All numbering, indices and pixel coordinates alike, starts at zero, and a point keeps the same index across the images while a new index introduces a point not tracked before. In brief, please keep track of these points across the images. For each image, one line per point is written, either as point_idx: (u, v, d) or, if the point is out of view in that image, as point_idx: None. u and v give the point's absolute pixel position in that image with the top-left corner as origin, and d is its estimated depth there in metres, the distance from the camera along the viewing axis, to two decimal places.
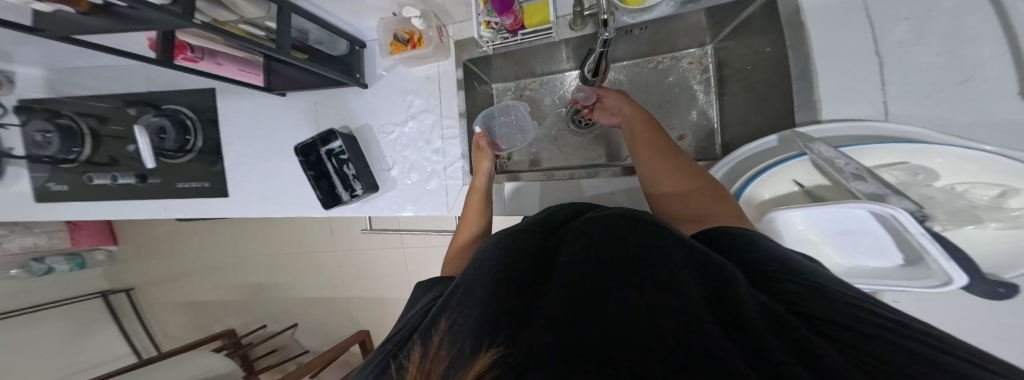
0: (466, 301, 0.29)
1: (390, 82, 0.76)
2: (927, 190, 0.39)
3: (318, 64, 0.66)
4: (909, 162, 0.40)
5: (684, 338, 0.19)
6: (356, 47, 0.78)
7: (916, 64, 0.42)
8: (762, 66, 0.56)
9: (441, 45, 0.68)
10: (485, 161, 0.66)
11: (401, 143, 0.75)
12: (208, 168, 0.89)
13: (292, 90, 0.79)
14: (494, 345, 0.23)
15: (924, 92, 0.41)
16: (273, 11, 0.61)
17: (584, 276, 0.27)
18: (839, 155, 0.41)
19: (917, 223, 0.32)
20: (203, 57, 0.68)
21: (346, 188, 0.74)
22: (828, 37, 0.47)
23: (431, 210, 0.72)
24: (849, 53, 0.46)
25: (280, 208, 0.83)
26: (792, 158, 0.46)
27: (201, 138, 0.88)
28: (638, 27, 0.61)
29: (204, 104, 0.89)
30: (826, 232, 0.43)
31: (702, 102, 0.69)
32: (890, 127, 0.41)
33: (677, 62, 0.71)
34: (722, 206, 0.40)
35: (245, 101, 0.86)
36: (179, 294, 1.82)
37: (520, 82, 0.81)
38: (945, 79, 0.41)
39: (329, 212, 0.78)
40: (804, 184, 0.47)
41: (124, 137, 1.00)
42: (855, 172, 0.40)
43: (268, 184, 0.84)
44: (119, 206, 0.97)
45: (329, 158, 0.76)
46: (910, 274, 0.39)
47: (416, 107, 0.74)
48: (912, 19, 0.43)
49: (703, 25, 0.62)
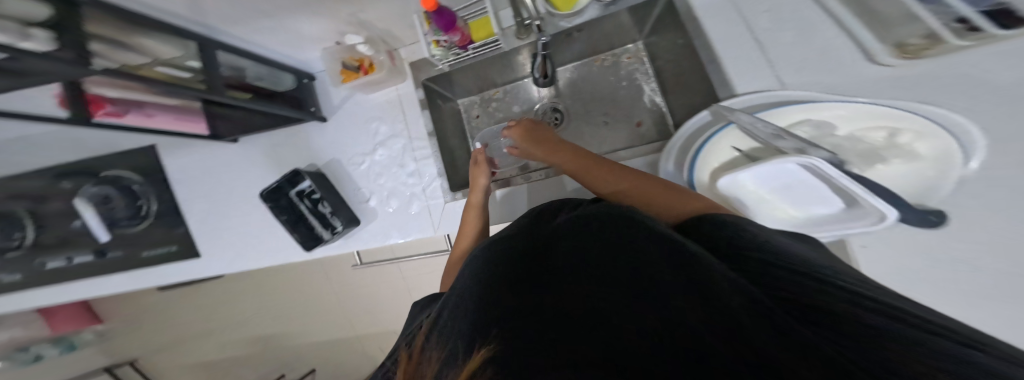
0: (468, 307, 0.27)
1: (352, 113, 0.74)
2: (835, 139, 0.43)
3: (263, 102, 0.64)
4: (812, 118, 0.43)
5: (704, 318, 0.17)
6: (305, 80, 0.76)
7: (800, 41, 0.47)
8: (684, 54, 0.58)
9: (394, 67, 0.69)
10: (482, 177, 0.65)
11: (375, 172, 0.73)
12: (172, 231, 0.83)
13: (240, 134, 0.76)
14: (490, 342, 0.21)
15: (813, 65, 0.46)
16: (192, 50, 0.57)
17: (592, 264, 0.25)
18: (756, 122, 0.43)
19: (835, 167, 0.37)
20: (129, 111, 0.62)
21: (325, 227, 0.71)
22: (744, 17, 0.51)
23: (418, 233, 0.71)
24: (768, 29, 0.49)
25: (254, 259, 0.78)
26: (721, 129, 0.49)
27: (156, 201, 0.83)
28: (575, 30, 0.62)
29: (148, 165, 0.82)
30: (776, 189, 0.47)
31: (646, 91, 0.68)
32: (786, 93, 0.45)
33: (618, 58, 0.70)
34: (653, 198, 0.42)
35: (194, 155, 0.81)
36: (180, 359, 1.75)
37: (485, 94, 0.79)
38: (831, 50, 0.45)
39: (312, 253, 0.76)
40: (742, 149, 0.50)
41: (64, 213, 0.90)
42: (775, 133, 0.43)
43: (238, 238, 0.79)
44: (81, 285, 0.90)
45: (300, 200, 0.73)
46: (854, 214, 0.43)
47: (382, 134, 0.72)
48: (769, 11, 0.50)
49: (629, 21, 0.64)
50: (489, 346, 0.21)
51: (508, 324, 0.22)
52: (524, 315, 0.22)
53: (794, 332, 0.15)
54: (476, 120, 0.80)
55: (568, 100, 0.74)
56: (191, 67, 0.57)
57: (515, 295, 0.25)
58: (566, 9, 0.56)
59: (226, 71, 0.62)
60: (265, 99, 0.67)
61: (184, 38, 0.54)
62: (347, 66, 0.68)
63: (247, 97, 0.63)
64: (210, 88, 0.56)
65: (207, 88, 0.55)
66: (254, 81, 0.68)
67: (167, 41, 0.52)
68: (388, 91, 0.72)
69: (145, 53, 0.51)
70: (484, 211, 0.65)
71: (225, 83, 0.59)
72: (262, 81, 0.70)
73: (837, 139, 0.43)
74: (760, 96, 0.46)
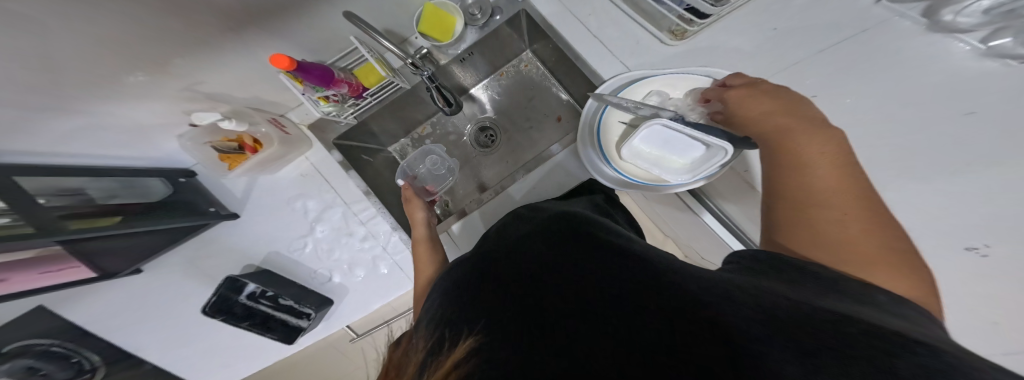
0: (452, 304, 0.28)
1: (268, 197, 0.64)
2: (677, 101, 0.51)
3: (147, 219, 0.53)
4: (657, 90, 0.52)
5: (688, 325, 0.20)
6: (180, 179, 0.61)
7: (626, 35, 0.57)
8: (559, 56, 0.65)
9: (286, 137, 0.57)
10: (419, 210, 0.62)
11: (324, 249, 0.66)
12: (132, 373, 0.75)
13: (142, 259, 0.65)
14: (477, 338, 0.23)
15: (641, 55, 0.56)
16: None
17: (578, 271, 0.27)
18: (620, 99, 0.51)
19: (677, 123, 0.45)
20: None
21: (298, 317, 0.66)
22: (600, 15, 0.58)
23: (396, 289, 0.68)
24: (621, 24, 0.57)
25: (241, 368, 0.73)
26: (603, 111, 0.56)
27: (93, 352, 0.72)
28: (467, 53, 0.65)
29: (48, 331, 0.69)
30: (658, 145, 0.48)
31: (551, 89, 0.75)
32: (636, 72, 0.53)
33: (517, 69, 0.76)
34: (893, 262, 0.27)
35: (104, 297, 0.69)
36: None
37: (413, 134, 0.76)
38: (650, 41, 0.56)
39: (296, 344, 0.71)
40: (626, 121, 0.56)
41: None
42: (634, 105, 0.51)
43: (211, 358, 0.73)
44: None
45: (256, 302, 0.66)
46: (713, 151, 0.45)
47: (314, 209, 0.64)
48: (592, 14, 0.58)
49: (510, 36, 0.68)
50: (477, 341, 0.22)
51: (495, 322, 0.23)
52: (512, 314, 0.24)
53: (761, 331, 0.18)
54: None
55: (495, 115, 0.78)
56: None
57: (502, 295, 0.26)
58: (447, 39, 0.58)
59: (53, 202, 0.46)
60: (140, 214, 0.55)
61: None
62: (223, 149, 0.55)
63: (117, 221, 0.50)
64: (39, 229, 0.42)
65: (34, 230, 0.41)
66: (105, 198, 0.54)
67: None
68: (296, 164, 0.63)
69: None
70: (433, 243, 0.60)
71: (56, 213, 0.45)
72: (118, 197, 0.56)
73: (674, 101, 0.51)
74: (617, 80, 0.54)
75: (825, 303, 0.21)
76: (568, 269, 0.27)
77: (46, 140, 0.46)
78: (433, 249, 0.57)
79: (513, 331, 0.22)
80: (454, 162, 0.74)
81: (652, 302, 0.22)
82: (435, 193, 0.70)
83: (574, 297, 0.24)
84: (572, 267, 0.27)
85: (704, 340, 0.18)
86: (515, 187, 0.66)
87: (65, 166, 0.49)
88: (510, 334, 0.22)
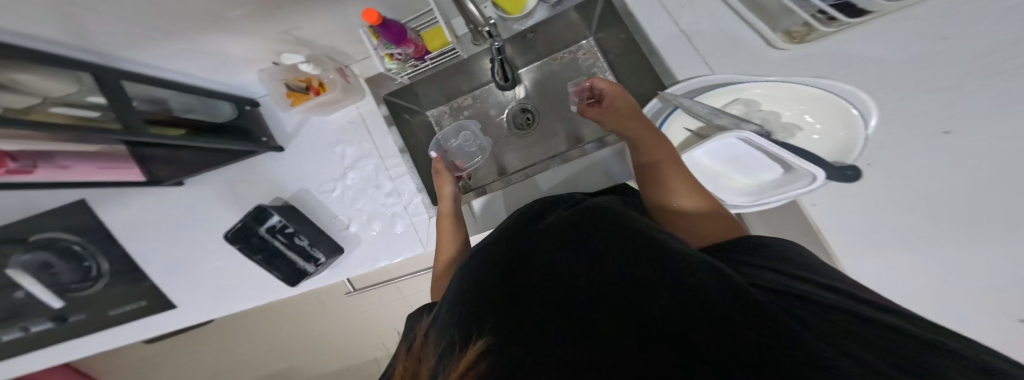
0: (466, 310, 0.32)
1: (313, 138, 0.69)
2: (761, 113, 0.50)
3: (206, 138, 0.57)
4: (740, 97, 0.51)
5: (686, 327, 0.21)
6: (247, 107, 0.67)
7: (714, 36, 0.54)
8: (628, 46, 0.63)
9: (348, 86, 0.60)
10: (447, 185, 0.65)
11: (349, 196, 0.70)
12: (132, 288, 0.76)
13: (187, 175, 0.69)
14: (486, 343, 0.26)
15: (727, 60, 0.53)
16: (89, 80, 0.47)
17: (584, 278, 0.29)
18: (695, 103, 0.50)
19: (764, 138, 0.43)
20: (36, 163, 0.53)
21: (307, 260, 0.68)
22: (671, 12, 0.57)
23: (406, 251, 0.69)
24: (692, 23, 0.56)
25: (240, 301, 0.75)
26: (670, 114, 0.54)
27: (104, 260, 0.74)
28: (530, 31, 0.66)
29: (84, 221, 0.73)
30: (724, 161, 0.52)
31: (605, 83, 0.73)
32: (719, 76, 0.52)
33: (575, 55, 0.74)
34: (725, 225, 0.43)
35: (142, 201, 0.73)
36: None
37: (453, 104, 0.76)
38: (744, 44, 0.53)
39: (298, 287, 0.73)
40: (692, 129, 0.55)
41: (5, 286, 0.80)
42: (711, 112, 0.49)
43: (214, 286, 0.75)
44: (47, 356, 0.82)
45: (274, 236, 0.69)
46: (794, 178, 0.46)
47: (350, 157, 0.69)
48: (685, 7, 0.56)
49: (576, 22, 0.68)
50: (486, 346, 0.25)
51: (506, 331, 0.26)
52: (521, 322, 0.27)
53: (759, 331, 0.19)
54: None
55: (537, 100, 0.77)
56: (99, 103, 0.49)
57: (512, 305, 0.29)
58: (516, 13, 0.61)
59: (143, 107, 0.52)
60: (201, 132, 0.59)
61: (74, 73, 0.46)
62: (292, 87, 0.60)
63: (181, 134, 0.54)
64: (126, 128, 0.46)
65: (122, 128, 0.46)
66: (182, 114, 0.59)
67: (53, 77, 0.45)
68: (347, 111, 0.66)
69: (32, 92, 0.44)
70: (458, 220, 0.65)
71: (145, 118, 0.50)
72: (193, 113, 0.61)
73: (761, 113, 0.51)
74: (695, 82, 0.53)
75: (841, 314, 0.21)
76: (570, 280, 0.30)
77: (135, 49, 0.52)
78: (456, 226, 0.65)
79: (521, 340, 0.25)
80: (485, 141, 0.75)
81: (652, 312, 0.23)
82: (463, 169, 0.73)
83: (576, 305, 0.27)
84: (572, 277, 0.30)
85: (699, 340, 0.20)
86: (540, 177, 0.68)
87: (160, 78, 0.57)
88: (519, 345, 0.25)
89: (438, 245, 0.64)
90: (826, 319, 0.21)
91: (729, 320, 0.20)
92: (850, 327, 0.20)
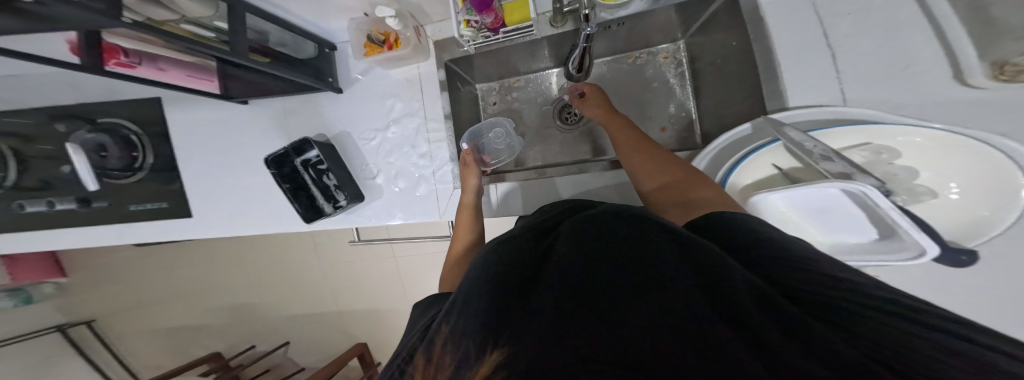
0: (472, 309, 0.33)
1: (368, 87, 0.72)
2: (890, 168, 0.43)
3: (284, 68, 0.61)
4: (873, 142, 0.43)
5: (684, 324, 0.23)
6: (325, 50, 0.72)
7: (861, 55, 0.47)
8: (729, 56, 0.56)
9: (420, 45, 0.63)
10: (472, 178, 0.64)
11: (385, 149, 0.72)
12: (162, 187, 0.81)
13: (252, 97, 0.73)
14: (498, 346, 0.27)
15: (869, 80, 0.46)
16: (223, 10, 0.53)
17: (584, 273, 0.31)
18: (806, 139, 0.43)
19: (887, 198, 0.37)
20: (141, 62, 0.60)
21: (328, 200, 0.70)
22: (789, 27, 0.50)
23: (421, 217, 0.71)
24: (807, 43, 0.49)
25: (255, 222, 0.78)
26: (767, 144, 0.48)
27: (151, 155, 0.80)
28: (616, 23, 0.61)
29: (152, 116, 0.80)
30: (807, 212, 0.48)
31: (678, 93, 0.68)
32: (850, 111, 0.45)
33: (653, 57, 0.70)
34: (699, 189, 0.43)
35: (206, 111, 0.79)
36: (156, 320, 1.77)
37: (504, 81, 0.78)
38: (886, 69, 0.46)
39: (312, 225, 0.75)
40: (782, 167, 0.50)
41: (56, 157, 0.86)
42: (823, 153, 0.42)
43: (232, 205, 0.78)
44: (57, 236, 0.85)
45: (305, 169, 0.71)
46: (888, 246, 0.45)
47: (398, 112, 0.71)
48: (853, 14, 0.48)
49: (674, 20, 0.62)
50: (497, 350, 0.27)
51: (513, 330, 0.28)
52: (528, 318, 0.28)
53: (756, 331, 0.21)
54: (492, 107, 0.79)
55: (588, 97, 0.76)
56: (219, 28, 0.55)
57: (517, 302, 0.31)
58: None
59: (252, 37, 0.59)
60: (284, 65, 0.63)
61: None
62: (370, 39, 0.63)
63: (267, 62, 0.59)
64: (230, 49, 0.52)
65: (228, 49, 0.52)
66: (275, 46, 0.65)
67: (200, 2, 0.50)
68: (408, 68, 0.70)
69: (176, 10, 0.49)
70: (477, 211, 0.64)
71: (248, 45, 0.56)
72: (284, 47, 0.67)
73: (892, 168, 0.43)
74: (815, 111, 0.46)
75: (838, 304, 0.22)
76: (593, 285, 0.29)
77: None
78: (473, 221, 0.63)
79: (532, 339, 0.26)
80: (515, 142, 0.74)
81: (654, 308, 0.25)
82: (489, 165, 0.72)
83: (578, 300, 0.28)
84: (594, 282, 0.29)
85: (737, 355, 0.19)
86: (567, 180, 0.66)
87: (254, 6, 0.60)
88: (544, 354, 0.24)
89: (453, 235, 0.63)
90: (871, 337, 0.20)
91: (767, 340, 0.20)
92: (901, 344, 0.19)
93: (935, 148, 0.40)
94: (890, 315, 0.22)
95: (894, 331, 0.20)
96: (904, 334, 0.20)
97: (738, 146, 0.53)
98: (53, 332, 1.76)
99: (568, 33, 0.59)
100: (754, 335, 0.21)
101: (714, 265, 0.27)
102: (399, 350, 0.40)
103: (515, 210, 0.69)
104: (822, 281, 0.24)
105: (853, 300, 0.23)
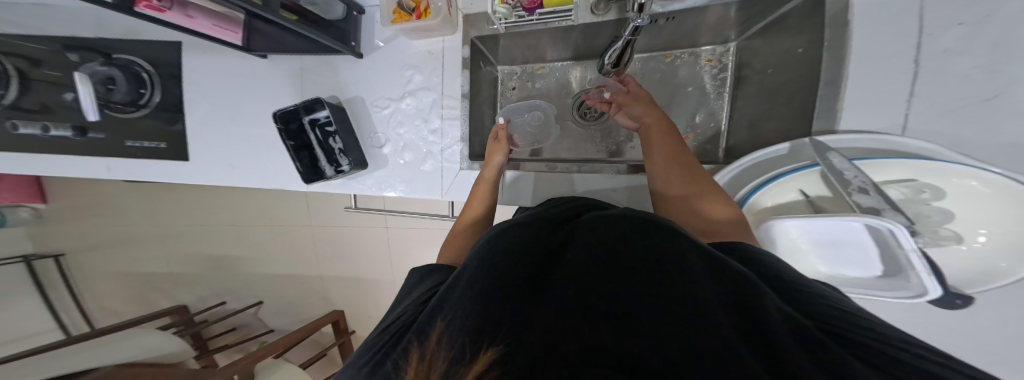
0: (472, 295, 0.29)
1: (389, 55, 0.71)
2: (925, 208, 0.40)
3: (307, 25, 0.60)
4: (917, 179, 0.40)
5: (703, 342, 0.20)
6: (353, 13, 0.70)
7: (950, 76, 0.41)
8: (792, 64, 0.53)
9: (449, 18, 0.62)
10: (499, 154, 0.62)
11: (396, 120, 0.71)
12: (166, 127, 0.81)
13: (275, 52, 0.71)
14: (498, 344, 0.24)
15: (945, 107, 0.42)
16: None
17: (600, 277, 0.28)
18: (849, 167, 0.40)
19: (913, 240, 0.34)
20: (171, 7, 0.59)
21: (330, 163, 0.70)
22: (867, 40, 0.46)
23: (422, 193, 0.70)
24: (880, 61, 0.45)
25: (255, 173, 0.78)
26: (803, 168, 0.45)
27: (159, 94, 0.80)
28: (665, 17, 0.58)
29: (168, 56, 0.79)
30: (818, 242, 0.43)
31: (713, 102, 0.67)
32: (903, 141, 0.41)
33: (695, 59, 0.68)
34: (723, 210, 0.41)
35: (223, 59, 0.78)
36: (130, 265, 1.75)
37: (528, 67, 0.77)
38: (971, 94, 0.40)
39: (311, 186, 0.74)
40: (808, 194, 0.47)
41: (61, 83, 0.84)
42: (862, 185, 0.39)
43: (237, 153, 0.79)
44: (50, 161, 0.84)
45: (313, 129, 0.70)
46: (886, 283, 0.42)
47: (415, 84, 0.70)
48: (965, 24, 0.40)
49: (730, 19, 0.59)
50: (497, 348, 0.24)
51: (516, 331, 0.25)
52: (536, 321, 0.26)
53: (778, 353, 0.18)
54: (511, 93, 0.79)
55: None
56: None
57: (524, 300, 0.28)
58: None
59: None
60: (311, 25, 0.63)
61: None
62: (402, 6, 0.63)
63: (293, 19, 0.58)
64: (263, 5, 0.53)
65: (261, 4, 0.53)
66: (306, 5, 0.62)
67: None
68: (433, 41, 0.69)
69: None
70: (493, 190, 0.61)
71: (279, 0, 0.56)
72: (314, 6, 0.64)
73: (927, 209, 0.40)
74: (865, 138, 0.43)
75: (879, 346, 0.19)
76: (612, 295, 0.26)
77: None
78: (487, 196, 0.61)
79: (539, 345, 0.23)
80: (552, 129, 0.73)
81: (674, 325, 0.22)
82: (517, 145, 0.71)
83: (591, 308, 0.26)
84: (611, 291, 0.27)
85: None
86: (581, 177, 0.63)
87: None
88: (553, 366, 0.21)
89: (463, 207, 0.60)
90: (893, 372, 0.16)
91: (796, 366, 0.17)
92: (918, 376, 0.16)
93: (988, 196, 0.37)
94: (911, 353, 0.18)
95: (930, 371, 0.16)
96: (918, 368, 0.16)
97: (765, 167, 0.50)
98: (19, 261, 1.72)
99: (608, 22, 0.58)
100: (777, 362, 0.18)
101: (742, 288, 0.24)
102: (384, 323, 0.37)
103: (523, 200, 0.68)
104: (830, 311, 0.22)
105: (865, 333, 0.20)
